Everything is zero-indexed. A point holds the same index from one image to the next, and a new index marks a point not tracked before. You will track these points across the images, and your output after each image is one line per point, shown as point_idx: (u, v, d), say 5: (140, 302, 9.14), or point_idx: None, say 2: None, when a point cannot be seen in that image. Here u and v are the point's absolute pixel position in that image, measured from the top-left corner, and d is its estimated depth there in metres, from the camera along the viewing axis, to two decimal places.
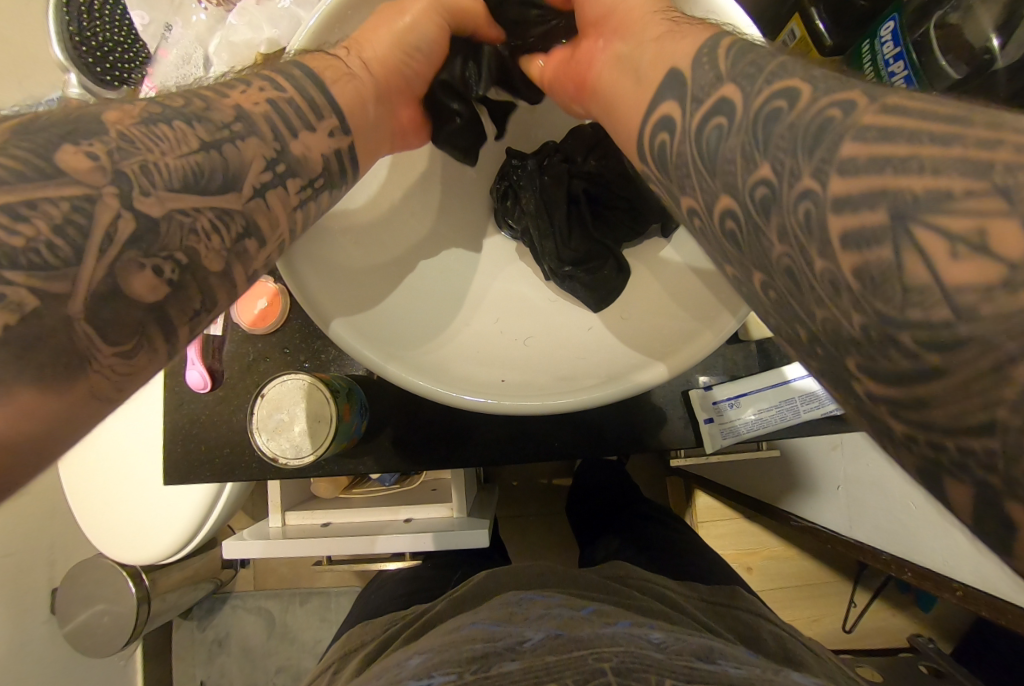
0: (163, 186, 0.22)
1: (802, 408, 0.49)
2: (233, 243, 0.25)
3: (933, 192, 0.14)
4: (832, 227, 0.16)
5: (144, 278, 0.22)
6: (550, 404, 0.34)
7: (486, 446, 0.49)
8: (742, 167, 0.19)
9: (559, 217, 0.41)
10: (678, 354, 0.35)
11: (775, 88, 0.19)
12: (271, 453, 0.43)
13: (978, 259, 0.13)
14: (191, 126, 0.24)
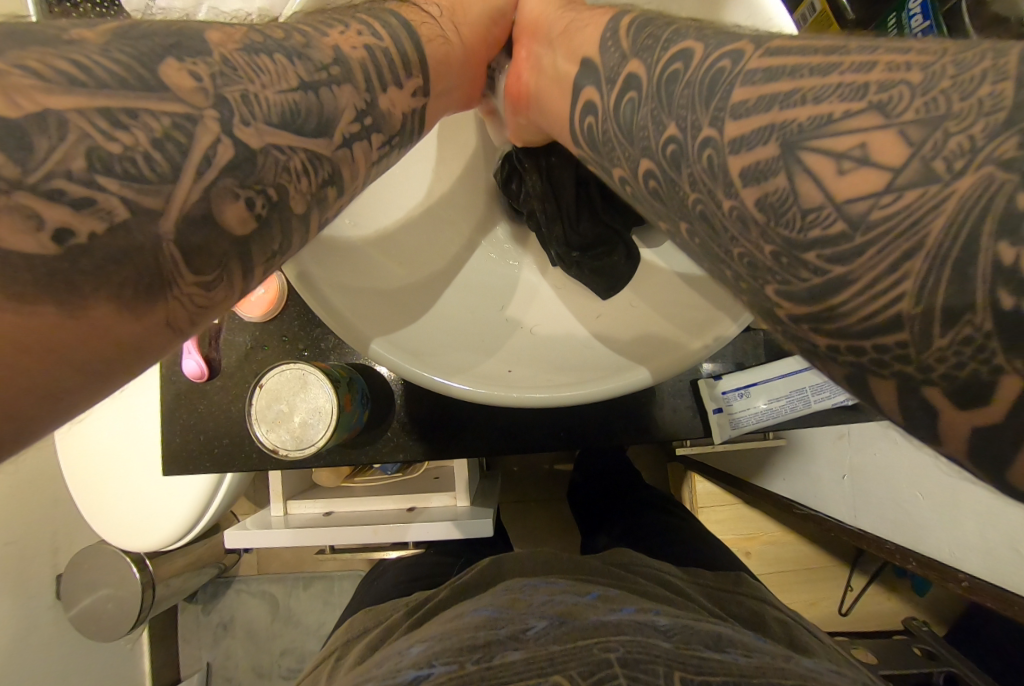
0: (262, 120, 0.19)
1: (813, 399, 0.48)
2: (318, 188, 0.21)
3: (816, 118, 0.13)
4: (734, 169, 0.15)
5: (236, 210, 0.18)
6: (555, 395, 0.33)
7: (489, 437, 0.49)
8: (657, 135, 0.19)
9: (567, 199, 0.40)
10: (666, 358, 0.34)
11: (673, 53, 0.19)
12: (270, 444, 0.43)
13: (863, 172, 0.12)
14: (292, 58, 0.20)
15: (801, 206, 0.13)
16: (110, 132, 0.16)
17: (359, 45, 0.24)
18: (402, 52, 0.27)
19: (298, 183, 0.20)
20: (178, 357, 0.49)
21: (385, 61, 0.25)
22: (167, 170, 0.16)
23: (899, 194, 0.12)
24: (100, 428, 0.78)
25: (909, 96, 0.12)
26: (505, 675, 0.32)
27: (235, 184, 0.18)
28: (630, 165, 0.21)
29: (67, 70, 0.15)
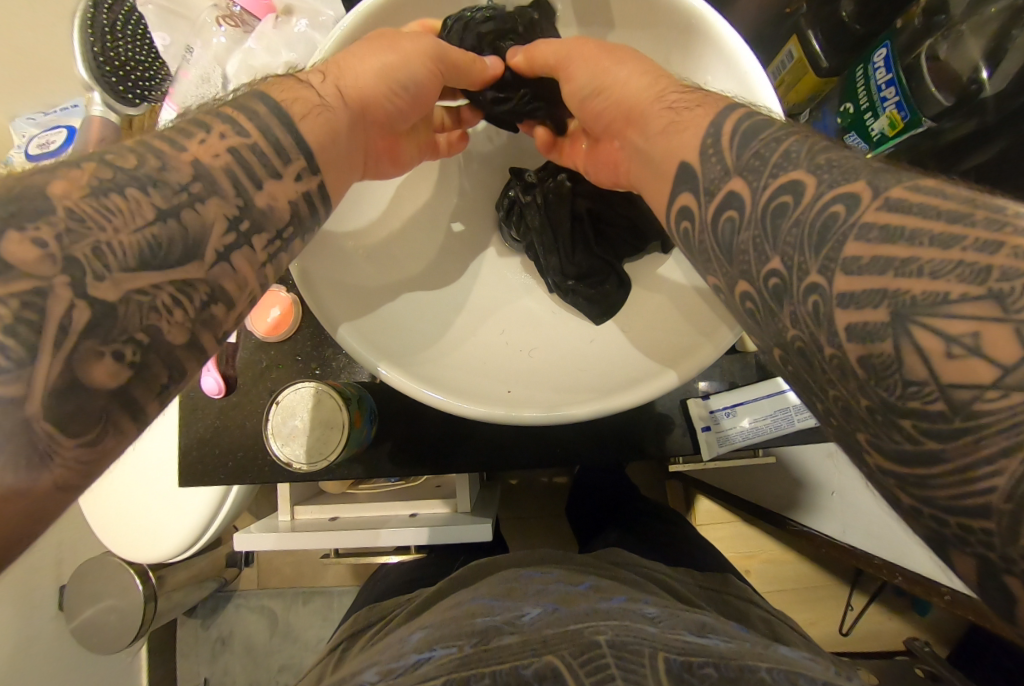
0: (118, 268, 0.21)
1: (795, 418, 0.50)
2: (198, 312, 0.23)
3: (933, 294, 0.16)
4: (841, 322, 0.18)
5: (103, 366, 0.20)
6: (549, 413, 0.35)
7: (489, 451, 0.51)
8: (759, 264, 0.22)
9: (563, 233, 0.43)
10: (683, 363, 0.35)
11: (783, 181, 0.21)
12: (286, 458, 0.45)
13: (969, 361, 0.15)
14: (148, 188, 0.23)
15: (905, 375, 0.16)
16: None
17: (224, 151, 0.25)
18: (277, 143, 0.27)
19: (170, 316, 0.22)
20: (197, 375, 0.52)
21: (254, 156, 0.26)
22: (25, 354, 0.18)
23: (1004, 393, 0.14)
24: None
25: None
26: (503, 657, 0.34)
27: (97, 344, 0.20)
28: (726, 280, 0.24)
29: None
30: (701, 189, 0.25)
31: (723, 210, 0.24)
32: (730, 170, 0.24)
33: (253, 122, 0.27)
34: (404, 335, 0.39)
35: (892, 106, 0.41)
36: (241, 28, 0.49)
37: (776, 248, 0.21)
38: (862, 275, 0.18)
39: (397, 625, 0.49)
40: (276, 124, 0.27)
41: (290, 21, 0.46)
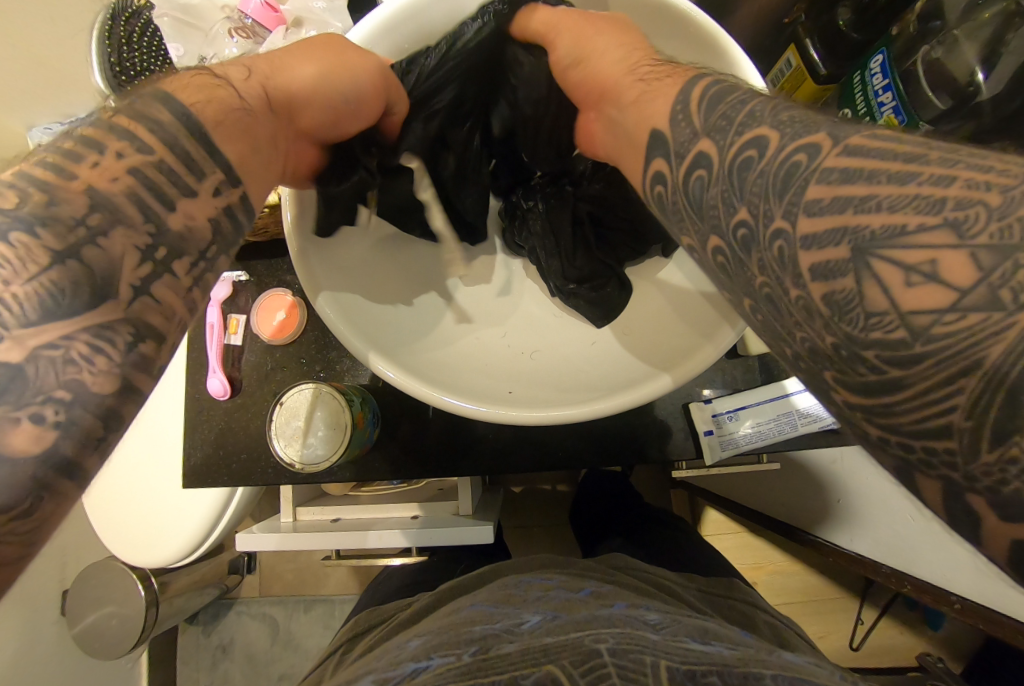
0: (17, 324, 0.18)
1: (799, 423, 0.50)
2: (123, 356, 0.20)
3: (891, 227, 0.16)
4: (806, 266, 0.18)
5: (20, 433, 0.18)
6: (555, 413, 0.35)
7: (492, 455, 0.51)
8: (728, 217, 0.21)
9: (566, 239, 0.43)
10: (683, 364, 0.36)
11: (747, 139, 0.21)
12: (287, 459, 0.45)
13: (929, 287, 0.15)
14: (34, 228, 0.20)
15: (867, 308, 0.16)
16: None
17: (121, 172, 0.22)
18: (187, 155, 0.24)
19: (91, 367, 0.19)
20: (202, 377, 0.53)
21: (165, 173, 0.23)
22: None
23: (962, 315, 0.14)
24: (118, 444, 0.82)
25: (984, 216, 0.14)
26: (501, 664, 0.34)
27: (9, 408, 0.18)
28: (699, 237, 0.23)
29: None
30: (672, 153, 0.25)
31: (692, 171, 0.23)
32: (698, 133, 0.23)
33: (150, 129, 0.23)
34: (408, 338, 0.39)
35: (889, 111, 0.42)
36: (253, 39, 0.51)
37: (743, 199, 0.20)
38: (822, 214, 0.17)
39: (394, 631, 0.49)
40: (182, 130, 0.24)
41: (300, 31, 0.48)
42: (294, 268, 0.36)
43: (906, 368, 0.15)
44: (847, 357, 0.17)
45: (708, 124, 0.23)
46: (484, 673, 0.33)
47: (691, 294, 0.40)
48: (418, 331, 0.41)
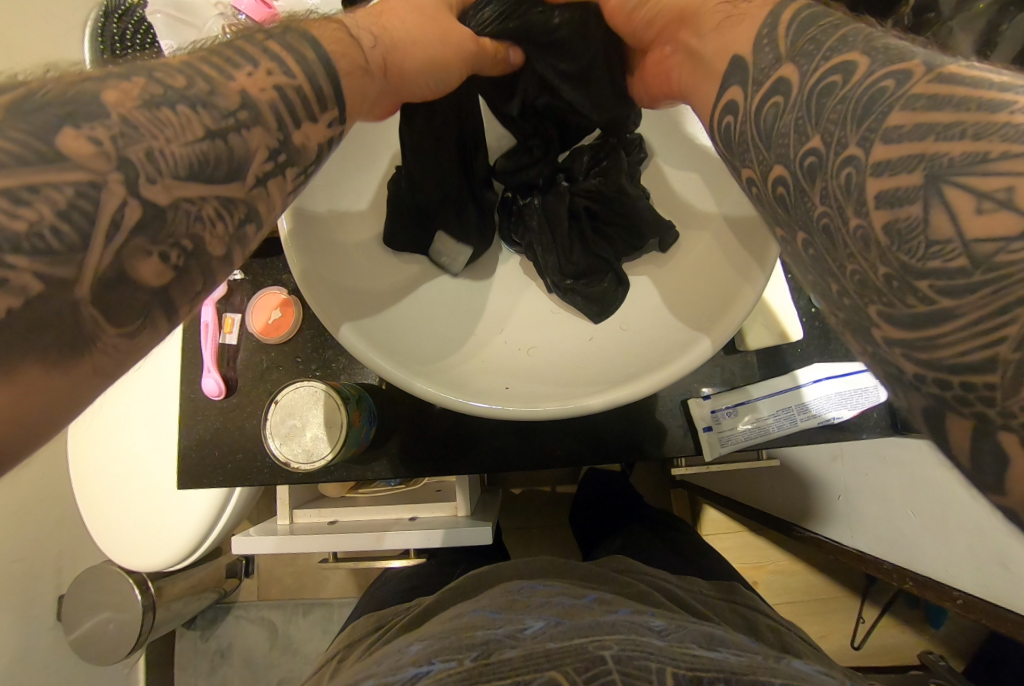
0: (170, 174, 0.20)
1: (799, 418, 0.50)
2: (235, 228, 0.23)
3: (971, 155, 0.15)
4: (878, 220, 0.17)
5: (151, 265, 0.20)
6: (552, 410, 0.35)
7: (491, 454, 0.51)
8: (799, 145, 0.21)
9: (562, 232, 0.43)
10: (717, 330, 0.37)
11: (835, 63, 0.20)
12: (283, 457, 0.45)
13: (999, 215, 0.15)
14: (197, 108, 0.21)
15: (930, 237, 0.16)
16: (14, 211, 0.17)
17: (270, 86, 0.24)
18: (320, 92, 0.26)
19: (214, 226, 0.22)
20: (198, 375, 0.52)
21: (299, 99, 0.25)
22: (77, 241, 0.18)
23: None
24: (114, 447, 0.81)
25: None
26: (505, 667, 0.33)
27: (147, 242, 0.20)
28: (762, 170, 0.23)
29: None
30: (751, 79, 0.24)
31: (769, 100, 0.23)
32: (782, 57, 0.23)
33: (292, 55, 0.25)
34: (408, 337, 0.39)
35: None
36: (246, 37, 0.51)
37: (817, 127, 0.20)
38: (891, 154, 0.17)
39: (392, 637, 0.48)
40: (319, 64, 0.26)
41: None
42: (294, 274, 0.36)
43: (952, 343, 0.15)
44: (899, 287, 0.16)
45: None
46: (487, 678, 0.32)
47: (729, 243, 0.40)
48: (416, 328, 0.41)
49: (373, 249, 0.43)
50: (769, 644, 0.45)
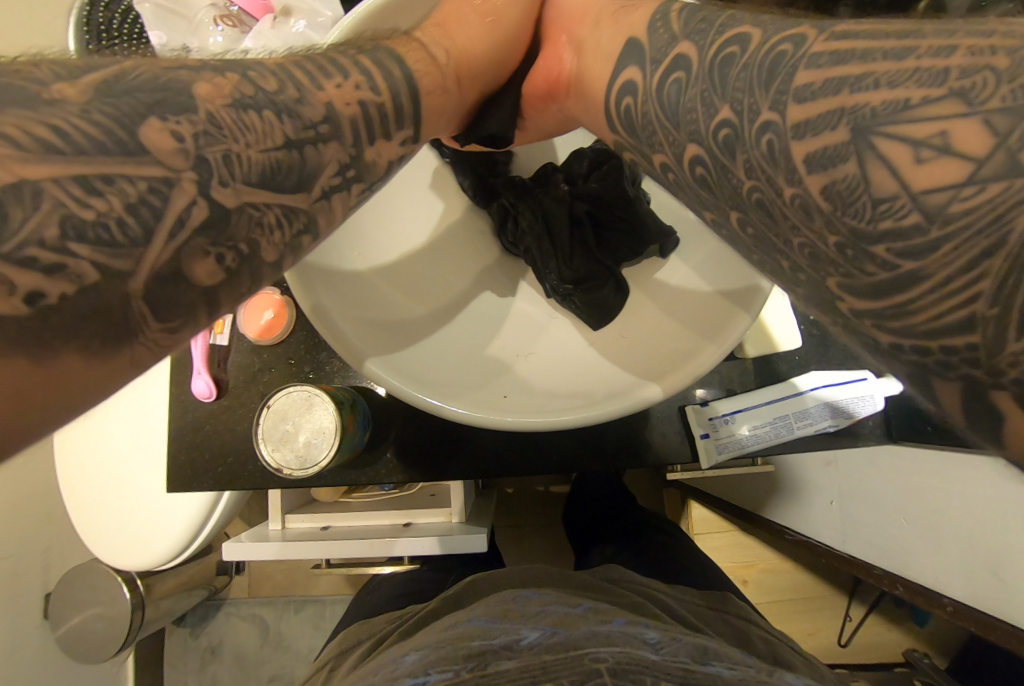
0: (241, 180, 0.20)
1: (796, 425, 0.50)
2: (292, 238, 0.23)
3: (893, 103, 0.14)
4: (800, 158, 0.16)
5: (205, 265, 0.19)
6: (567, 419, 0.36)
7: (486, 460, 0.50)
8: (708, 117, 0.20)
9: (561, 237, 0.43)
10: (680, 370, 0.37)
11: (726, 39, 0.20)
12: (275, 464, 0.44)
13: (943, 163, 0.13)
14: (280, 115, 0.21)
15: (873, 195, 0.14)
16: (87, 201, 0.16)
17: (355, 102, 0.25)
18: (402, 106, 0.28)
19: (269, 235, 0.22)
20: (187, 377, 0.51)
21: (382, 119, 0.27)
22: (140, 234, 0.17)
23: (982, 189, 0.12)
24: (102, 446, 0.80)
25: (995, 81, 0.13)
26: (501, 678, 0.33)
27: (207, 243, 0.19)
28: (674, 155, 0.22)
29: (15, 137, 0.16)
30: (649, 58, 0.25)
31: (672, 74, 0.23)
32: (678, 36, 0.23)
33: (382, 76, 0.27)
34: (437, 360, 0.39)
35: None
36: (240, 28, 0.48)
37: (725, 97, 0.19)
38: (816, 98, 0.16)
39: (387, 648, 0.47)
40: (400, 74, 0.29)
41: (288, 21, 0.45)
42: (338, 350, 0.36)
43: (922, 270, 0.13)
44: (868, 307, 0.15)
45: (688, 33, 0.23)
46: None
47: (687, 304, 0.41)
48: (441, 348, 0.41)
49: (381, 279, 0.42)
50: (765, 657, 0.45)
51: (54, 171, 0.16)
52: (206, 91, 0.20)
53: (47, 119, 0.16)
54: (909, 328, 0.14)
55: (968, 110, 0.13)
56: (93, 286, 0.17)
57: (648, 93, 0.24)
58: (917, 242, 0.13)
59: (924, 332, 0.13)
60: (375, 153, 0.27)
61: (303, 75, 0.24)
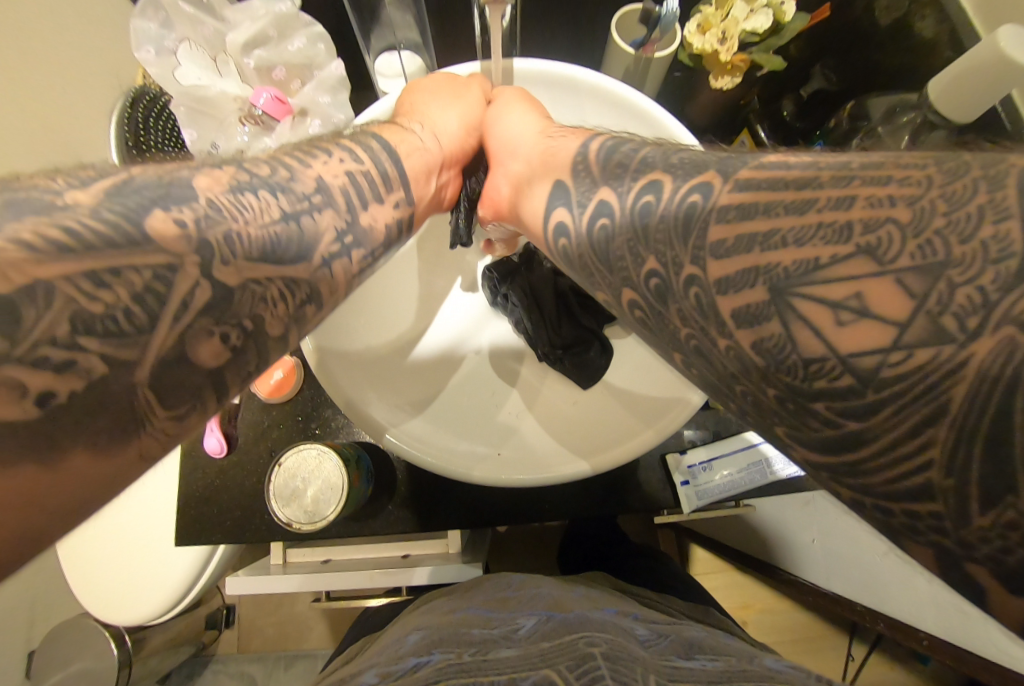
0: (241, 257, 0.25)
1: (768, 471, 0.53)
2: (297, 307, 0.28)
3: (808, 261, 0.19)
4: (727, 309, 0.21)
5: (210, 346, 0.24)
6: (550, 475, 0.41)
7: (483, 509, 0.53)
8: (639, 265, 0.25)
9: (549, 308, 0.48)
10: (649, 429, 0.41)
11: (644, 184, 0.27)
12: (285, 519, 0.47)
13: (863, 323, 0.18)
14: (275, 193, 0.28)
15: (806, 353, 0.19)
16: (96, 295, 0.21)
17: (342, 174, 0.32)
18: (384, 174, 0.35)
19: (274, 309, 0.26)
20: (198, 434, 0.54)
21: (369, 182, 0.33)
22: (145, 322, 0.22)
23: (906, 352, 0.17)
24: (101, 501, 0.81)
25: (896, 240, 0.17)
26: (499, 664, 0.34)
27: (210, 324, 0.23)
28: (613, 291, 0.27)
29: (55, 237, 0.20)
30: (576, 202, 0.32)
31: (598, 218, 0.29)
32: (598, 180, 0.31)
33: (368, 154, 0.35)
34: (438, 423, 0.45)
35: None
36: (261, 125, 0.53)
37: (649, 249, 0.25)
38: (728, 255, 0.21)
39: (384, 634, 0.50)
40: (385, 159, 0.36)
41: (305, 121, 0.53)
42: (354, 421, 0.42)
43: (869, 422, 0.17)
44: (795, 405, 0.19)
45: (606, 181, 0.30)
46: (484, 668, 0.34)
47: (653, 374, 0.45)
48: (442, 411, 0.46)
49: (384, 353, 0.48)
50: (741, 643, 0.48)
51: (114, 270, 0.21)
52: (208, 183, 0.26)
53: (59, 222, 0.21)
54: (860, 476, 0.18)
55: (877, 270, 0.18)
56: (101, 377, 0.21)
57: (579, 228, 0.31)
58: (856, 398, 0.18)
59: (870, 476, 0.17)
60: (371, 217, 0.33)
61: (294, 159, 0.31)
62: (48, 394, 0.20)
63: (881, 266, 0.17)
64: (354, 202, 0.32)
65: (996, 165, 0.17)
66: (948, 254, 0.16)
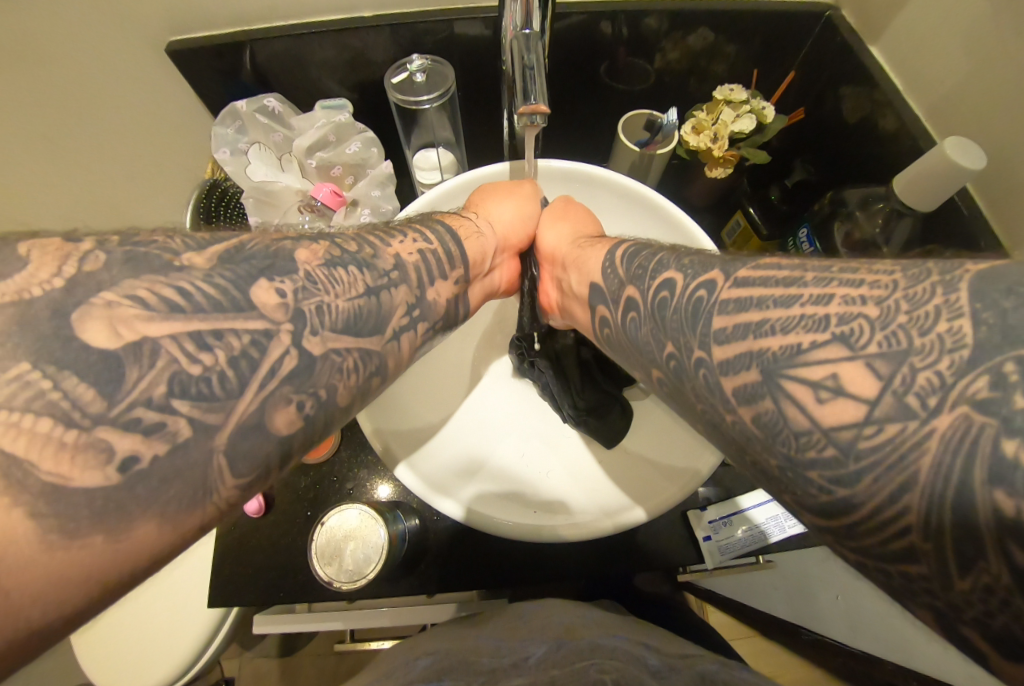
0: (328, 327, 0.30)
1: (785, 528, 0.55)
2: (364, 379, 0.32)
3: (790, 347, 0.24)
4: (728, 386, 0.26)
5: (285, 413, 0.27)
6: (610, 524, 0.43)
7: (512, 569, 0.54)
8: (661, 351, 0.32)
9: (573, 377, 0.53)
10: (683, 482, 0.45)
11: (660, 281, 0.34)
12: (327, 578, 0.48)
13: (838, 402, 0.22)
14: (363, 268, 0.34)
15: (796, 425, 0.23)
16: (200, 356, 0.25)
17: (415, 252, 0.39)
18: (450, 255, 0.42)
19: (346, 379, 0.31)
20: None
21: (437, 262, 0.40)
22: (236, 387, 0.25)
23: (883, 423, 0.20)
24: None
25: (864, 331, 0.22)
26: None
27: (290, 391, 0.27)
28: (645, 369, 0.34)
29: (171, 303, 0.25)
30: (609, 301, 0.40)
31: (628, 312, 0.37)
32: (628, 277, 0.38)
33: (436, 237, 0.42)
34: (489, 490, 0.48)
35: None
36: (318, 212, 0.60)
37: (668, 336, 0.31)
38: (728, 340, 0.27)
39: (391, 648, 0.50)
40: (451, 242, 0.43)
41: (357, 211, 0.61)
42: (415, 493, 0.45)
43: (854, 485, 0.21)
44: (801, 474, 0.23)
45: (630, 280, 0.38)
46: None
47: (673, 431, 0.50)
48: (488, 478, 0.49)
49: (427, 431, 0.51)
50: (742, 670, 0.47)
51: (219, 340, 0.25)
52: (307, 257, 0.31)
53: (179, 289, 0.25)
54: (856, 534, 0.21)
55: (850, 356, 0.22)
56: (183, 440, 0.23)
57: (618, 325, 0.39)
58: (842, 467, 0.21)
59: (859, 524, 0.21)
60: (436, 292, 0.39)
61: (375, 241, 0.37)
62: (132, 458, 0.22)
63: (863, 342, 0.22)
64: (423, 278, 0.38)
65: (949, 273, 0.21)
66: (909, 344, 0.21)
